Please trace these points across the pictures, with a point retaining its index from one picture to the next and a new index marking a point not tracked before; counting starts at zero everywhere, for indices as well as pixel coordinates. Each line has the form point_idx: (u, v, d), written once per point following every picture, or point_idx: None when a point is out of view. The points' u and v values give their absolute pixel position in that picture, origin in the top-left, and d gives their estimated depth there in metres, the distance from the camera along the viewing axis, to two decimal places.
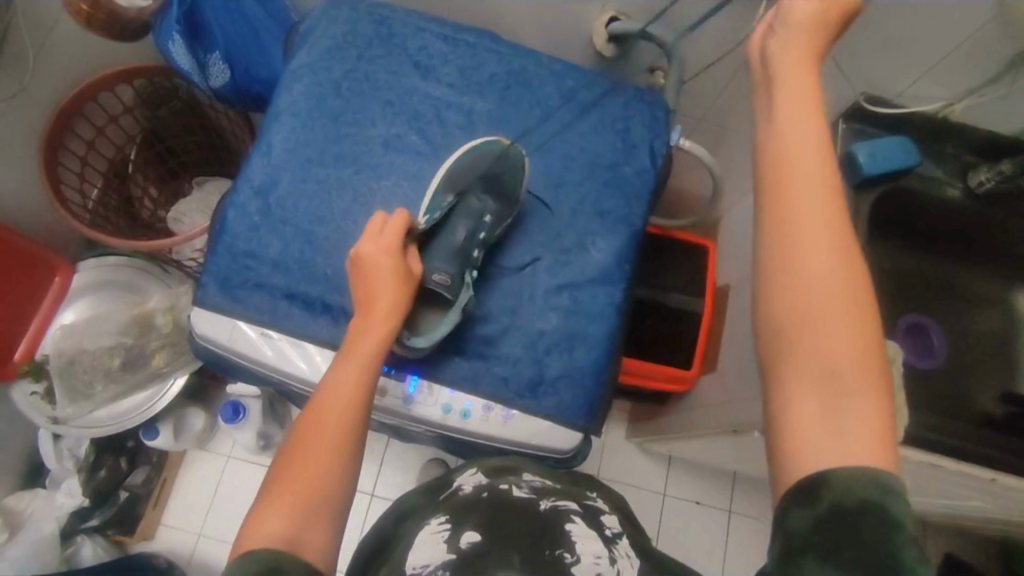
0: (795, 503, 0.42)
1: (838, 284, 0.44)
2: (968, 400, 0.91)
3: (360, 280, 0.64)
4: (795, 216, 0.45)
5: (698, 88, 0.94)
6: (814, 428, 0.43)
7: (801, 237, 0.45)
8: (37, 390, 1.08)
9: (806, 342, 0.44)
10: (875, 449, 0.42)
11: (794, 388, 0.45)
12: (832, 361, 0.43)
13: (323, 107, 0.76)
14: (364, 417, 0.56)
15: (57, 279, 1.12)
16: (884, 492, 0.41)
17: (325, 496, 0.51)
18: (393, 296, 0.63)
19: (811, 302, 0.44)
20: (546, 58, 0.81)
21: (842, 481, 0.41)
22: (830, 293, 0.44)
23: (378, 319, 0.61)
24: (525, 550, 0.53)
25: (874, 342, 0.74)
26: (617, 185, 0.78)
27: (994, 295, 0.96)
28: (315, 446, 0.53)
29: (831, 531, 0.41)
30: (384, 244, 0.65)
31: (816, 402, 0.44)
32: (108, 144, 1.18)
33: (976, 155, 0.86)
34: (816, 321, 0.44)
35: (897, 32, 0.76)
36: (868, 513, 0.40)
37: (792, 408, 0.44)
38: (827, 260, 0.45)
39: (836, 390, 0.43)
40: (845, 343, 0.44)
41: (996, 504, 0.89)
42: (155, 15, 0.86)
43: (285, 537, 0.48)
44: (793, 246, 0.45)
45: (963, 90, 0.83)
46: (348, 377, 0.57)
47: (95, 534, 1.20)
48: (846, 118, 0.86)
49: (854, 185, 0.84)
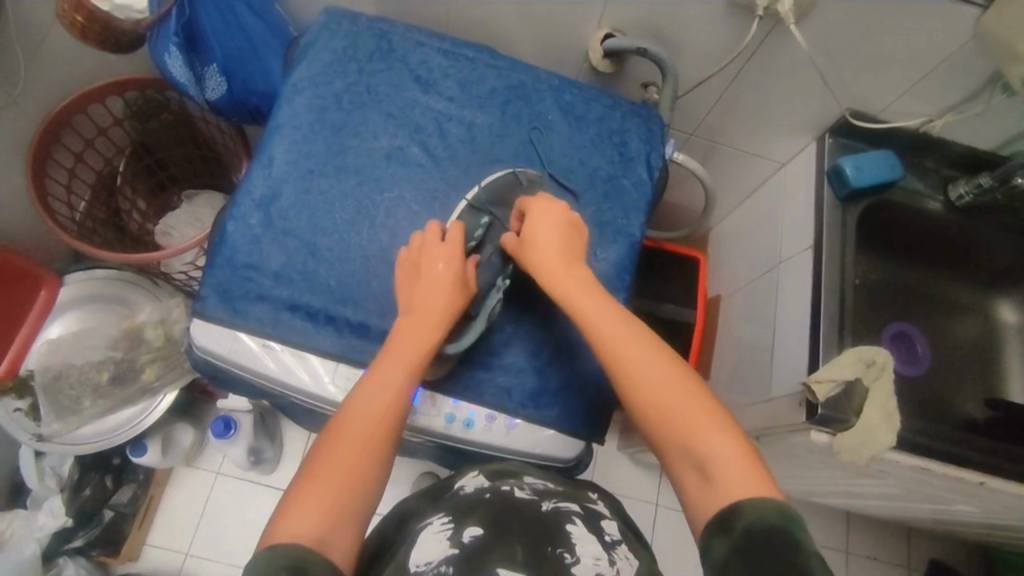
0: (716, 535, 0.49)
1: (676, 389, 0.58)
2: (952, 406, 0.94)
3: (411, 282, 0.67)
4: (623, 360, 0.60)
5: (689, 103, 0.97)
6: (697, 487, 0.53)
7: (635, 367, 0.59)
8: (20, 407, 1.06)
9: (670, 422, 0.56)
10: (751, 479, 0.51)
11: (679, 474, 0.55)
12: (689, 438, 0.55)
13: (325, 119, 0.77)
14: (401, 424, 0.58)
15: (42, 293, 1.09)
16: (787, 519, 0.47)
17: (355, 498, 0.52)
18: (444, 302, 0.66)
19: (657, 399, 0.57)
20: (543, 73, 0.83)
21: (749, 509, 0.48)
22: (669, 386, 0.58)
23: (422, 327, 0.63)
24: (530, 544, 0.54)
25: (864, 349, 0.75)
26: (615, 197, 0.80)
27: (974, 306, 0.99)
28: (349, 446, 0.54)
29: (747, 550, 0.45)
30: (451, 250, 0.68)
31: (695, 474, 0.54)
32: (96, 156, 1.17)
33: (955, 169, 0.91)
34: (665, 411, 0.57)
35: (882, 50, 0.79)
36: (778, 531, 0.46)
37: (681, 485, 0.55)
38: (657, 368, 0.59)
39: (697, 450, 0.54)
40: (699, 421, 0.55)
41: (982, 508, 0.91)
42: (149, 28, 0.83)
43: (317, 535, 0.48)
44: (636, 372, 0.59)
45: (943, 108, 0.86)
46: (394, 379, 0.59)
47: (78, 555, 1.16)
48: (834, 133, 0.93)
49: (842, 197, 0.88)
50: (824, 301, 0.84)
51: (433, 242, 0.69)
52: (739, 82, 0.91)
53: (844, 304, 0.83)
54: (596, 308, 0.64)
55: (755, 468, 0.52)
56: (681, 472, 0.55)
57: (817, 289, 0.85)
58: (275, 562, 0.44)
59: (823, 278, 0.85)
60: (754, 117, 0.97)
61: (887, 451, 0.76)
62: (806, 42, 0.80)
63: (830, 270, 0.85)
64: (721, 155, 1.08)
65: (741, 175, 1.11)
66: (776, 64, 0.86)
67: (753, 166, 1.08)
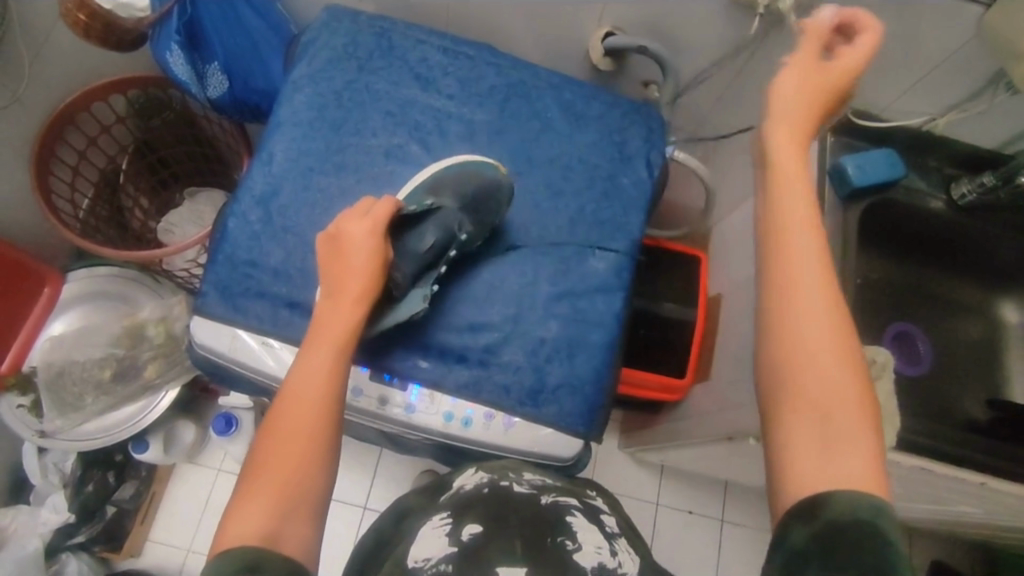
0: (795, 521, 0.47)
1: (832, 338, 0.52)
2: (954, 407, 0.94)
3: (332, 259, 0.63)
4: (798, 289, 0.53)
5: (691, 102, 0.97)
6: (814, 456, 0.50)
7: (806, 302, 0.53)
8: (23, 403, 1.06)
9: (814, 378, 0.51)
10: (869, 473, 0.48)
11: (792, 429, 0.51)
12: (825, 400, 0.51)
13: (324, 117, 0.77)
14: (339, 407, 0.56)
15: (46, 290, 1.10)
16: (877, 512, 0.45)
17: (303, 492, 0.52)
18: (363, 281, 0.61)
19: (816, 353, 0.52)
20: (543, 71, 0.83)
21: (842, 498, 0.46)
22: (832, 354, 0.52)
23: (343, 306, 0.60)
24: (530, 536, 0.55)
25: (866, 348, 0.74)
26: (615, 195, 0.80)
27: (976, 306, 0.99)
28: (286, 441, 0.53)
29: (831, 543, 0.45)
30: (369, 225, 0.63)
31: (816, 441, 0.50)
32: (99, 154, 1.18)
33: (956, 167, 0.90)
34: (813, 355, 0.52)
35: (884, 47, 0.79)
36: (865, 526, 0.45)
37: (791, 442, 0.51)
38: (823, 312, 0.53)
39: (831, 419, 0.50)
40: (841, 388, 0.51)
41: (984, 508, 0.91)
42: (153, 26, 0.84)
43: (264, 534, 0.48)
44: (795, 301, 0.53)
45: (945, 106, 0.87)
46: (320, 363, 0.57)
47: (80, 551, 1.17)
48: (836, 132, 0.90)
49: (843, 196, 0.88)
50: None
51: (352, 216, 0.64)
52: (741, 79, 0.90)
53: (844, 301, 0.83)
54: (800, 232, 0.55)
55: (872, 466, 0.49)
56: (789, 429, 0.52)
57: None
58: (229, 563, 0.45)
59: (824, 277, 0.85)
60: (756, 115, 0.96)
61: (886, 451, 0.75)
62: None
63: (830, 269, 0.85)
64: (724, 154, 1.08)
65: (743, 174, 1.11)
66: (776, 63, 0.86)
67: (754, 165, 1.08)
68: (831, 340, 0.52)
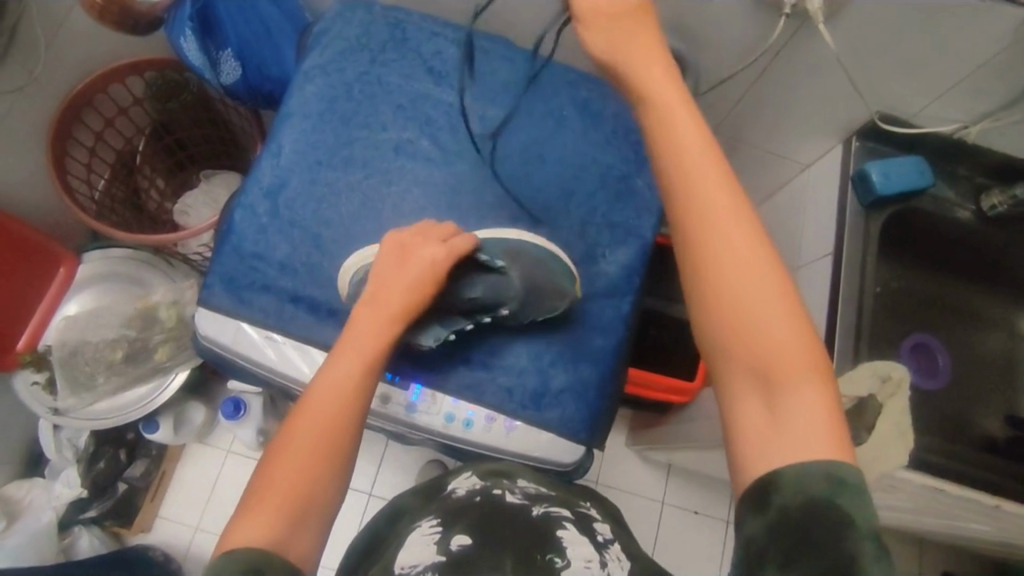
0: (750, 512, 0.45)
1: (765, 290, 0.48)
2: (972, 423, 0.91)
3: (390, 271, 0.62)
4: (710, 244, 0.49)
5: (712, 102, 0.94)
6: (763, 427, 0.46)
7: (721, 256, 0.49)
8: (38, 380, 1.09)
9: (751, 340, 0.48)
10: (824, 436, 0.45)
11: (738, 400, 0.48)
12: (769, 357, 0.47)
13: (334, 109, 0.76)
14: (361, 417, 0.55)
15: (60, 270, 1.12)
16: (837, 487, 0.42)
17: (313, 497, 0.51)
18: (412, 300, 0.61)
19: (748, 317, 0.48)
20: (559, 66, 0.81)
21: (793, 478, 0.43)
22: (767, 296, 0.48)
23: (384, 316, 0.59)
24: (518, 556, 0.53)
25: (883, 363, 0.71)
26: (627, 197, 0.78)
27: (1002, 320, 0.95)
28: (302, 445, 0.52)
29: (789, 531, 0.42)
30: (444, 252, 0.63)
31: (762, 408, 0.47)
32: (115, 136, 1.18)
33: (989, 177, 0.88)
34: (746, 323, 0.48)
35: (915, 53, 0.75)
36: (821, 510, 0.42)
37: (739, 413, 0.48)
38: (748, 256, 0.48)
39: (774, 381, 0.47)
40: (782, 348, 0.47)
41: (998, 528, 0.88)
42: (166, 11, 0.85)
43: (272, 540, 0.48)
44: (716, 255, 0.49)
45: (979, 114, 0.82)
46: (351, 369, 0.56)
47: (92, 525, 1.20)
48: (861, 137, 0.89)
49: (866, 205, 0.85)
50: (840, 311, 0.81)
51: (426, 239, 0.64)
52: (764, 80, 0.87)
53: (861, 313, 0.81)
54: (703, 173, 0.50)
55: (836, 422, 0.46)
56: (736, 401, 0.48)
57: (834, 297, 0.82)
58: (232, 565, 0.45)
59: (842, 287, 0.82)
60: (777, 117, 0.93)
61: (896, 470, 0.73)
62: (835, 42, 0.77)
63: (848, 278, 0.82)
64: (745, 154, 1.05)
65: (764, 176, 1.08)
66: (801, 65, 0.82)
67: (776, 166, 1.04)
68: (770, 290, 0.48)
